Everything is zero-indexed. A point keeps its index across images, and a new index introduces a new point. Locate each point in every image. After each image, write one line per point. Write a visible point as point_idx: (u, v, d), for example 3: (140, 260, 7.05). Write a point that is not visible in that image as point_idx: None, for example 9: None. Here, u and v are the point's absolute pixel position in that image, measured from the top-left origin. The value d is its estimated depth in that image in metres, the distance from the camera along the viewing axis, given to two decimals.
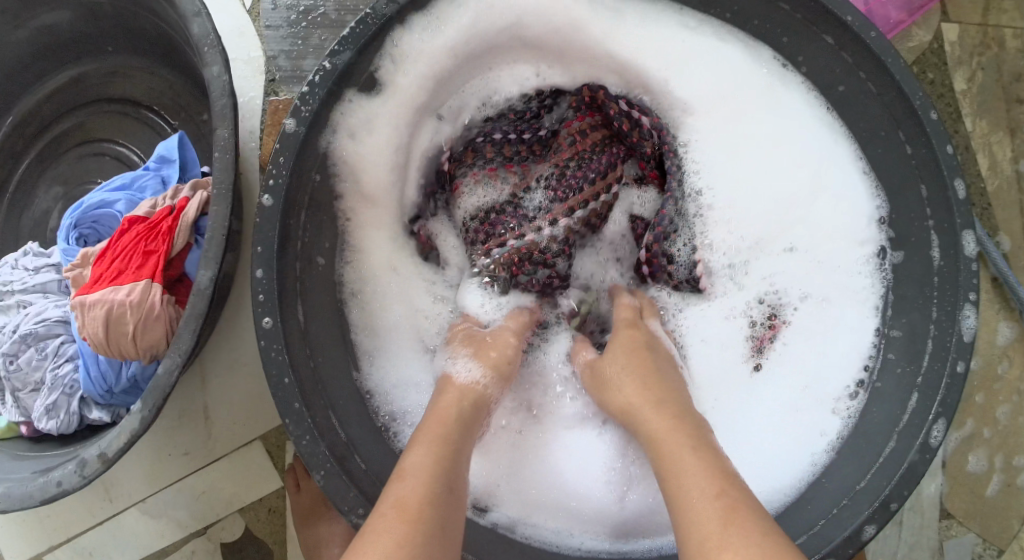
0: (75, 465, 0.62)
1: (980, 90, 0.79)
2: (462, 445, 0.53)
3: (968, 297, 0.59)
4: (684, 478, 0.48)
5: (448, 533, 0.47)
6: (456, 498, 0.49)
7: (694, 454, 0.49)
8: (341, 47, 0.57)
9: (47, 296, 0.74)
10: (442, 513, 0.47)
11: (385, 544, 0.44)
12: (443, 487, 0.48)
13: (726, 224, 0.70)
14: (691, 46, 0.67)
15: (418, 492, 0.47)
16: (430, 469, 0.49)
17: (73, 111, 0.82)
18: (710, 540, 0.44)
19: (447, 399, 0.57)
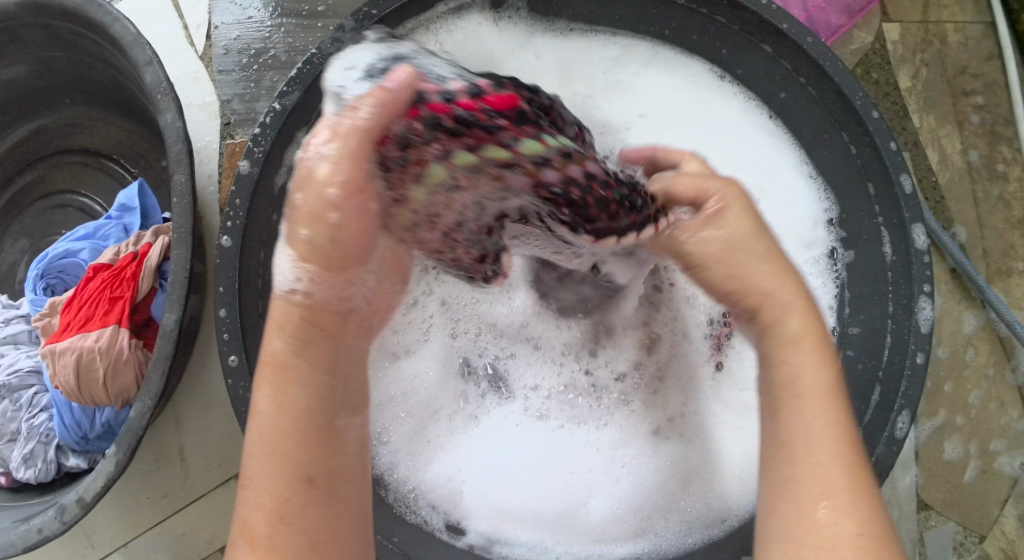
0: (54, 512, 0.62)
1: (925, 86, 0.81)
2: (318, 420, 0.44)
3: (923, 288, 0.60)
4: (815, 417, 0.43)
5: (322, 544, 0.42)
6: (321, 491, 0.43)
7: (810, 383, 0.44)
8: (289, 87, 0.59)
9: (18, 347, 0.74)
10: (308, 527, 0.41)
11: None
12: (295, 484, 0.42)
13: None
14: (616, 72, 0.71)
15: (263, 513, 0.41)
16: (274, 474, 0.42)
17: (34, 164, 0.83)
18: (829, 499, 0.41)
19: (274, 344, 0.43)
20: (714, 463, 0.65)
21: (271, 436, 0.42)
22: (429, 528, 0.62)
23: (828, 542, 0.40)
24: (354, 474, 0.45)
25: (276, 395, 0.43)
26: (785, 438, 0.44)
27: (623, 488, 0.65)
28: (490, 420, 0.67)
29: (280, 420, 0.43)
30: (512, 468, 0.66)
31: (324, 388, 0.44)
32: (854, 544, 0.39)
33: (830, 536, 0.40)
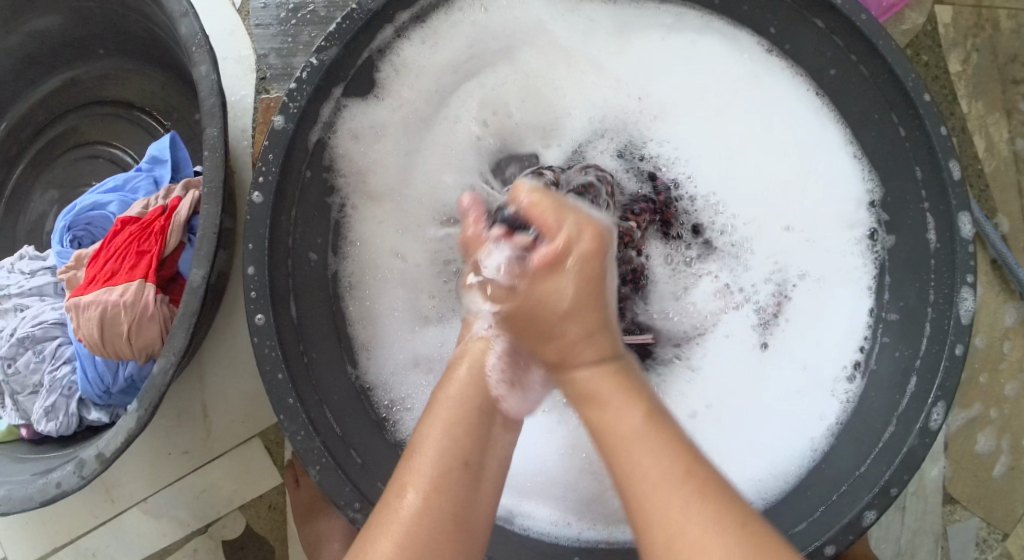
0: (74, 466, 0.62)
1: (975, 71, 0.78)
2: (481, 427, 0.49)
3: (966, 278, 0.59)
4: (642, 461, 0.45)
5: (463, 523, 0.46)
6: (471, 475, 0.47)
7: (626, 410, 0.47)
8: (327, 43, 0.57)
9: (44, 299, 0.74)
10: (451, 499, 0.45)
11: (394, 533, 0.44)
12: (455, 462, 0.47)
13: (716, 207, 0.71)
14: (671, 41, 0.69)
15: (424, 481, 0.46)
16: (441, 446, 0.47)
17: (65, 116, 0.82)
18: (672, 521, 0.43)
19: (463, 368, 0.52)
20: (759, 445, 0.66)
21: (454, 413, 0.49)
22: None
23: None
24: (496, 476, 0.49)
25: (469, 378, 0.51)
26: (627, 484, 0.45)
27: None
28: None
29: (462, 397, 0.50)
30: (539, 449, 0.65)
31: (496, 395, 0.51)
32: None
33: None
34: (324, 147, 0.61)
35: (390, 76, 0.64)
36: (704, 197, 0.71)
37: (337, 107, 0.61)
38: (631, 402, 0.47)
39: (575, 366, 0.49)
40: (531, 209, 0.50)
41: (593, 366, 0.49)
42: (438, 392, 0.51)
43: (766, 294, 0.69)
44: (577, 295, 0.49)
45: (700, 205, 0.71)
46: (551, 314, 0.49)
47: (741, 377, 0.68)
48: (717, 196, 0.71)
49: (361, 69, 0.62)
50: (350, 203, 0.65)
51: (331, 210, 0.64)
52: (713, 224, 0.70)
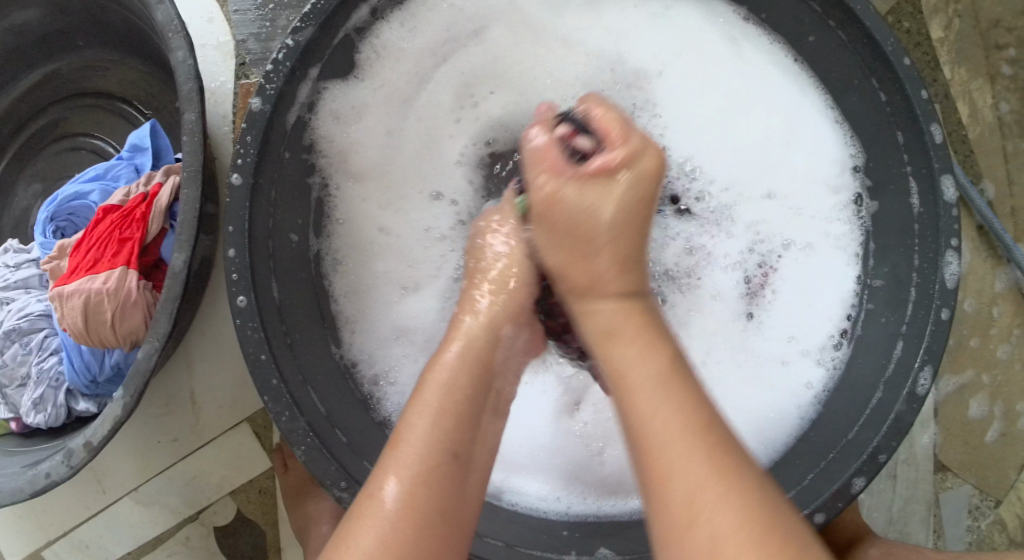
0: (63, 456, 0.62)
1: (957, 38, 0.78)
2: (473, 410, 0.49)
3: (950, 242, 0.58)
4: (652, 413, 0.44)
5: (449, 515, 0.45)
6: (460, 466, 0.47)
7: (651, 353, 0.46)
8: (303, 23, 0.57)
9: (29, 292, 0.74)
10: (439, 493, 0.45)
11: (377, 527, 0.43)
12: (443, 456, 0.46)
13: (692, 174, 0.71)
14: (649, 10, 0.69)
15: (409, 472, 0.45)
16: (427, 436, 0.46)
17: (47, 108, 0.82)
18: (689, 480, 0.42)
19: (454, 348, 0.51)
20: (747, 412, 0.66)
21: (441, 402, 0.48)
22: None
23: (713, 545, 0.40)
24: (482, 464, 0.50)
25: (461, 362, 0.50)
26: (649, 443, 0.44)
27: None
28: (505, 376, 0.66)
29: (452, 384, 0.49)
30: (528, 421, 0.65)
31: (491, 370, 0.52)
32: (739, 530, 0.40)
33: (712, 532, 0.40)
34: (304, 128, 0.61)
35: (370, 56, 0.64)
36: (682, 164, 0.71)
37: (315, 89, 0.61)
38: (655, 346, 0.47)
39: (586, 300, 0.51)
40: (601, 123, 0.52)
41: (618, 294, 0.50)
42: (426, 376, 0.50)
43: (749, 263, 0.69)
44: (625, 214, 0.50)
45: (680, 171, 0.71)
46: (594, 231, 0.50)
47: (727, 341, 0.68)
48: (694, 163, 0.71)
49: (338, 49, 0.61)
50: (331, 183, 0.66)
51: (312, 190, 0.64)
52: (689, 192, 0.71)
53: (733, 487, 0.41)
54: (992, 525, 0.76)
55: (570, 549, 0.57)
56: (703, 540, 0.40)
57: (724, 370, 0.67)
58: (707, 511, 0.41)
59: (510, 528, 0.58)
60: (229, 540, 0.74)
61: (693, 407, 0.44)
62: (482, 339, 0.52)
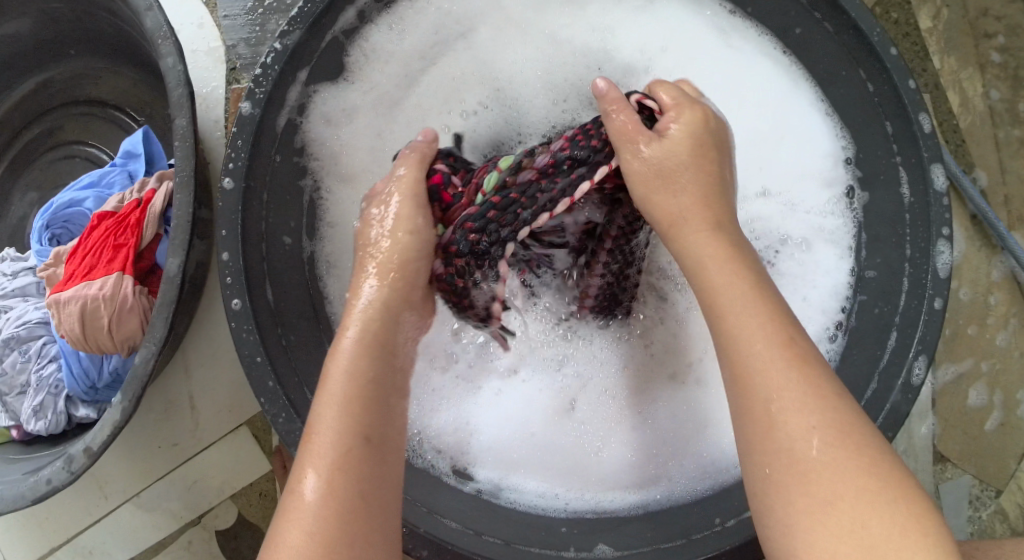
0: (63, 462, 0.63)
1: (945, 27, 0.78)
2: (380, 392, 0.46)
3: (942, 231, 0.59)
4: (744, 328, 0.43)
5: (371, 497, 0.43)
6: (375, 450, 0.44)
7: (733, 275, 0.45)
8: (291, 27, 0.58)
9: (27, 300, 0.74)
10: (360, 479, 0.42)
11: (302, 522, 0.41)
12: (356, 442, 0.43)
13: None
14: (629, 11, 0.69)
15: (325, 463, 0.42)
16: (338, 423, 0.44)
17: (41, 118, 0.83)
18: (777, 398, 0.41)
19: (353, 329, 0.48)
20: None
21: (347, 389, 0.45)
22: (436, 472, 0.62)
23: (819, 469, 0.39)
24: (399, 444, 0.47)
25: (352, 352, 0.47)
26: (739, 354, 0.43)
27: (637, 434, 0.64)
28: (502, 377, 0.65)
29: (354, 369, 0.46)
30: (520, 422, 0.65)
31: (390, 348, 0.49)
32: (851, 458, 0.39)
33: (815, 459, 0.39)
34: (295, 130, 0.62)
35: (360, 60, 0.65)
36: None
37: (305, 91, 0.61)
38: (742, 272, 0.45)
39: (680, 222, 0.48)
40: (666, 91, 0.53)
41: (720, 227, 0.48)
42: (329, 364, 0.47)
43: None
44: (694, 155, 0.50)
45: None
46: (682, 180, 0.49)
47: None
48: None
49: (327, 52, 0.62)
50: (323, 185, 0.66)
51: (304, 192, 0.64)
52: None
53: (820, 403, 0.40)
54: (993, 515, 0.76)
55: (569, 545, 0.58)
56: (807, 459, 0.39)
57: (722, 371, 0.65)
58: (791, 438, 0.40)
59: (509, 526, 0.59)
60: (231, 544, 0.74)
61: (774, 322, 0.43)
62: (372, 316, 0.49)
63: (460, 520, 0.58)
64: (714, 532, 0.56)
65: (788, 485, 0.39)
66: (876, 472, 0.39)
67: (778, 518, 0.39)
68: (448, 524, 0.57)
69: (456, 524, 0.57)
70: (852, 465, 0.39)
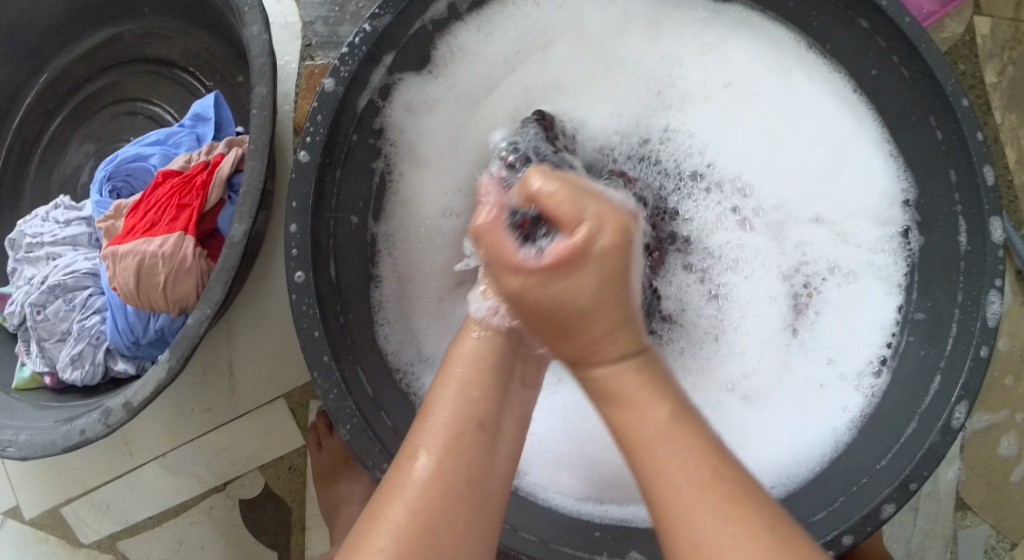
0: (100, 414, 0.63)
1: (1010, 83, 0.79)
2: (496, 385, 0.48)
3: (994, 282, 0.59)
4: (670, 465, 0.43)
5: (477, 486, 0.44)
6: (487, 436, 0.46)
7: (653, 399, 0.45)
8: (382, 10, 0.58)
9: (77, 249, 0.74)
10: (466, 462, 0.44)
11: (406, 496, 0.43)
12: (468, 429, 0.45)
13: (743, 191, 0.72)
14: (706, 36, 0.70)
15: (438, 444, 0.45)
16: (453, 407, 0.46)
17: (109, 68, 0.83)
18: (704, 541, 0.41)
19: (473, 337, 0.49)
20: (768, 437, 0.67)
21: (469, 373, 0.47)
22: None
23: None
24: (513, 434, 0.48)
25: (475, 357, 0.48)
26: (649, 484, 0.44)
27: None
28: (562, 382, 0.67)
29: (478, 359, 0.48)
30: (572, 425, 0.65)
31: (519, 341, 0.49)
32: None
33: None
34: (374, 112, 0.62)
35: (446, 55, 0.66)
36: (731, 180, 0.72)
37: (387, 75, 0.62)
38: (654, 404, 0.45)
39: (596, 346, 0.46)
40: (551, 198, 0.45)
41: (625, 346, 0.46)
42: (453, 352, 0.49)
43: (794, 284, 0.70)
44: (599, 301, 0.45)
45: (728, 190, 0.72)
46: (537, 295, 0.45)
47: (773, 349, 0.69)
48: (744, 181, 0.72)
49: (412, 39, 0.62)
50: (396, 169, 0.67)
51: (375, 173, 0.65)
52: (743, 207, 0.72)
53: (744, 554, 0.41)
54: None
55: (602, 550, 0.58)
56: None
57: (758, 378, 0.69)
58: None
59: (544, 525, 0.59)
60: (254, 514, 0.74)
61: (689, 450, 0.43)
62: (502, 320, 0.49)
63: None
64: None
65: None
66: None
67: None
68: None
69: None
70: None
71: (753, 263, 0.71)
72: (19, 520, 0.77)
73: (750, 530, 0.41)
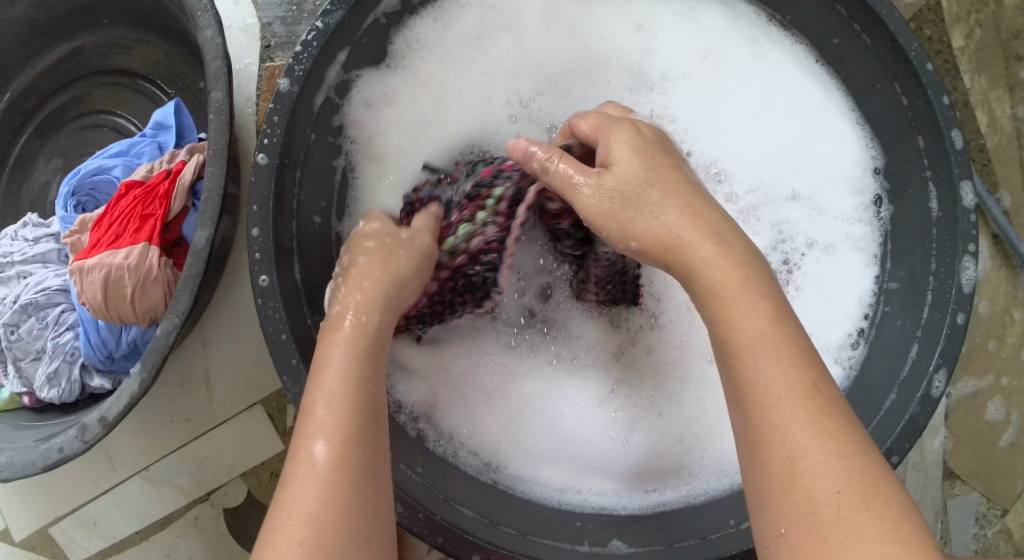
0: (76, 431, 0.62)
1: (978, 47, 0.78)
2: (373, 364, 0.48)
3: (968, 248, 0.59)
4: (747, 323, 0.43)
5: (376, 467, 0.45)
6: (377, 423, 0.46)
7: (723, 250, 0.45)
8: (334, 6, 0.57)
9: (47, 266, 0.74)
10: (368, 446, 0.45)
11: (312, 489, 0.42)
12: (358, 416, 0.45)
13: (717, 177, 0.69)
14: (668, 13, 0.69)
15: (331, 434, 0.44)
16: (338, 399, 0.45)
17: (70, 84, 0.83)
18: (776, 389, 0.41)
19: (332, 347, 0.48)
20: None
21: (344, 365, 0.47)
22: (460, 464, 0.62)
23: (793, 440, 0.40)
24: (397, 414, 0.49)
25: (352, 342, 0.48)
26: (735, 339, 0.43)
27: (661, 423, 0.65)
28: (534, 373, 0.65)
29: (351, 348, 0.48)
30: (546, 418, 0.64)
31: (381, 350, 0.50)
32: (822, 441, 0.40)
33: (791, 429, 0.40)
34: (331, 110, 0.62)
35: (403, 50, 0.66)
36: (705, 168, 0.69)
37: (343, 72, 0.61)
38: (759, 304, 0.43)
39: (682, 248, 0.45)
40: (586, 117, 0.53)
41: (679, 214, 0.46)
42: (325, 343, 0.49)
43: (775, 260, 0.68)
44: (649, 170, 0.48)
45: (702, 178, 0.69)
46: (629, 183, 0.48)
47: None
48: (719, 167, 0.69)
49: (366, 34, 0.61)
50: (358, 166, 0.67)
51: (336, 171, 0.65)
52: (718, 193, 0.69)
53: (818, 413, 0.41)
54: (998, 533, 0.76)
55: (584, 539, 0.58)
56: (786, 435, 0.40)
57: None
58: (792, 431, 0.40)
59: (524, 518, 0.59)
60: (239, 522, 0.74)
61: (792, 359, 0.42)
62: (367, 311, 0.50)
63: (475, 508, 0.58)
64: (729, 533, 0.56)
65: (769, 460, 0.41)
66: (852, 458, 0.40)
67: (766, 502, 0.41)
68: (462, 511, 0.57)
69: (471, 512, 0.57)
70: (873, 530, 0.38)
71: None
72: (9, 540, 0.76)
73: (821, 406, 0.41)
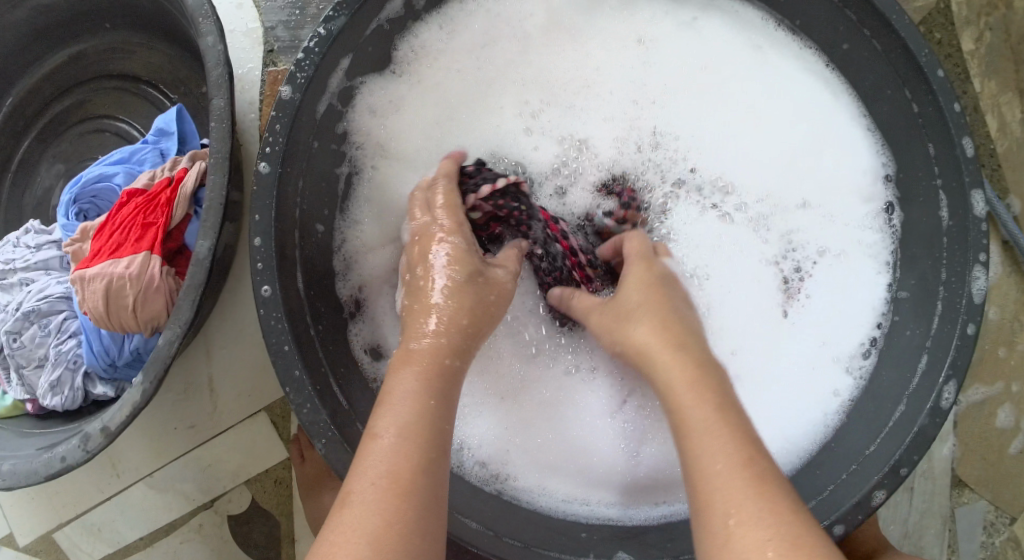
0: (79, 440, 0.62)
1: (988, 50, 0.77)
2: (441, 391, 0.49)
3: (979, 257, 0.58)
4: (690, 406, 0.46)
5: (438, 497, 0.45)
6: (441, 453, 0.46)
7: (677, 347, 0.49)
8: (336, 12, 0.56)
9: (50, 273, 0.74)
10: (430, 477, 0.45)
11: (374, 512, 0.42)
12: (426, 446, 0.45)
13: (724, 189, 0.69)
14: (673, 18, 0.69)
15: (397, 459, 0.44)
16: (404, 427, 0.46)
17: (73, 89, 0.83)
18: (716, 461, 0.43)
19: (404, 375, 0.49)
20: (764, 418, 0.66)
21: (416, 392, 0.48)
22: (468, 475, 0.62)
23: (733, 507, 0.42)
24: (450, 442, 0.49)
25: (420, 376, 0.49)
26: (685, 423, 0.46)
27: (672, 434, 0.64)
28: (547, 382, 0.65)
29: (423, 377, 0.49)
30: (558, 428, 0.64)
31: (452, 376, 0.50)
32: (761, 507, 0.41)
33: (730, 497, 0.42)
34: (334, 117, 0.61)
35: (408, 55, 0.66)
36: (712, 181, 0.69)
37: (345, 79, 0.61)
38: (708, 394, 0.46)
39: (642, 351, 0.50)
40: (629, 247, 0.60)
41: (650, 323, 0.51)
42: (394, 369, 0.50)
43: (785, 269, 0.68)
44: (643, 297, 0.53)
45: (708, 191, 0.69)
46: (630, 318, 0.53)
47: (763, 339, 0.68)
48: (725, 179, 0.69)
49: (370, 39, 0.61)
50: (361, 173, 0.66)
51: (339, 178, 0.64)
52: (725, 203, 0.69)
53: (758, 481, 0.42)
54: (1006, 542, 0.76)
55: (589, 552, 0.57)
56: (727, 503, 0.42)
57: (750, 362, 0.67)
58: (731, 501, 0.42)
59: (528, 530, 0.58)
60: (242, 529, 0.74)
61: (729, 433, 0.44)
62: (442, 338, 0.51)
63: (480, 520, 0.57)
64: None
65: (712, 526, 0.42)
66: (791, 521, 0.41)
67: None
68: (466, 523, 0.56)
69: (476, 524, 0.57)
70: None
71: (737, 258, 0.69)
72: (14, 546, 0.76)
73: (758, 475, 0.43)
